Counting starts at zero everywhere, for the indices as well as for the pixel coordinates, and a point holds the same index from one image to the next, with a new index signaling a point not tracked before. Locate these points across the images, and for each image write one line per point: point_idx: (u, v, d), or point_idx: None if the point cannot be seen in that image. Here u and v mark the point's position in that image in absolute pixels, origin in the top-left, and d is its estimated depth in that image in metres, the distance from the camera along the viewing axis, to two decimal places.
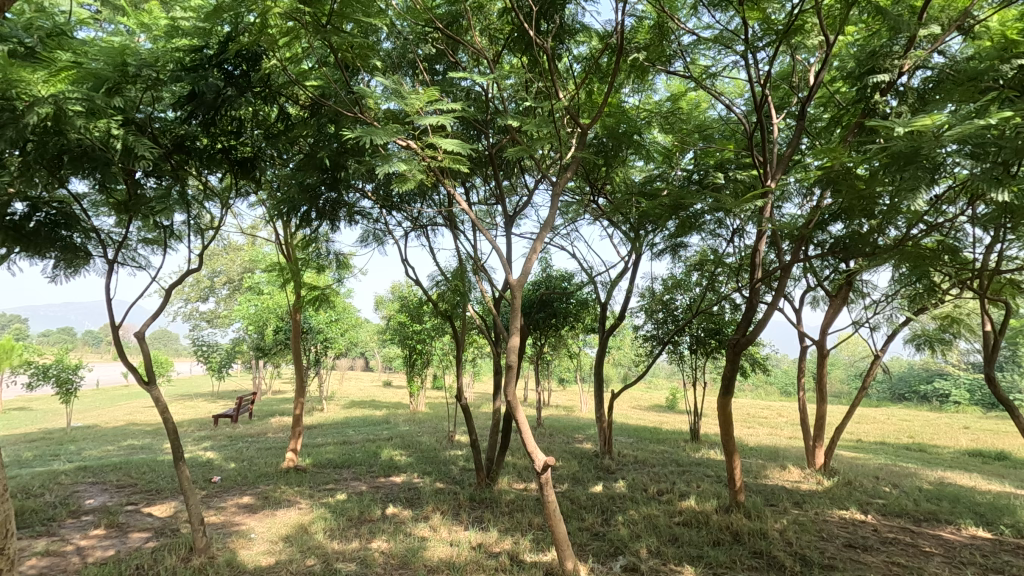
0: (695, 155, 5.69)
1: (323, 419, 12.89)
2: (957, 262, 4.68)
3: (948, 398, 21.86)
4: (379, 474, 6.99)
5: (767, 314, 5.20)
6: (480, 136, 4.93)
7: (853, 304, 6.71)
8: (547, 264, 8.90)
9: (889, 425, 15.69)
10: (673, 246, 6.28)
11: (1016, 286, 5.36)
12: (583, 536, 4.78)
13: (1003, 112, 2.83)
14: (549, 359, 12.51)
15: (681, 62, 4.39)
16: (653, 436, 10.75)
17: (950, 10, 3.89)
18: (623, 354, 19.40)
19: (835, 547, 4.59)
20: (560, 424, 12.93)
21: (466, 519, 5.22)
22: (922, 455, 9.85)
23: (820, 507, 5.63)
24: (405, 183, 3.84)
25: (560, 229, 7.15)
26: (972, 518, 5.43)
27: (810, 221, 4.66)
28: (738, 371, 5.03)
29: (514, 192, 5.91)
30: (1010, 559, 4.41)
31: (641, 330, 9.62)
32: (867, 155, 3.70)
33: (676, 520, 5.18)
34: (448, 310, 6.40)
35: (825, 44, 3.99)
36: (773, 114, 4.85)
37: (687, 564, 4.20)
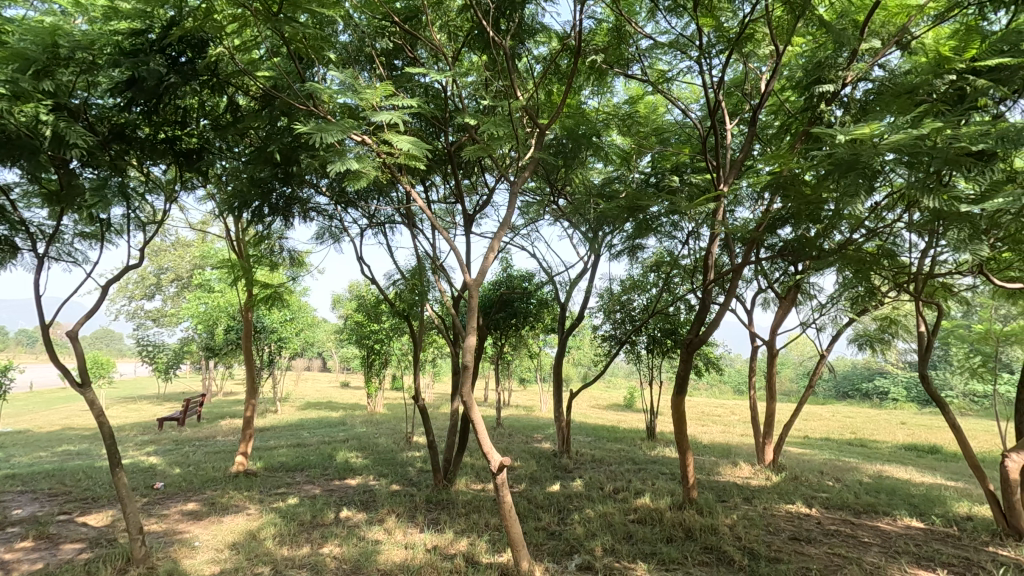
0: (652, 158, 5.80)
1: (276, 421, 12.52)
2: (895, 266, 4.90)
3: (887, 396, 23.11)
4: (333, 477, 6.83)
5: (720, 315, 5.33)
6: (439, 134, 4.88)
7: (800, 306, 6.97)
8: (507, 264, 8.91)
9: (834, 422, 16.21)
10: (630, 247, 6.37)
11: (949, 289, 5.67)
12: (538, 536, 4.80)
13: (935, 125, 2.99)
14: (509, 359, 12.55)
15: (638, 66, 4.48)
16: (610, 435, 10.93)
17: (890, 25, 4.09)
18: (583, 353, 19.66)
19: (780, 540, 4.75)
20: (520, 424, 12.99)
21: (422, 521, 5.16)
22: (862, 450, 10.33)
23: (768, 502, 5.82)
24: (359, 180, 3.75)
25: (520, 229, 7.17)
26: (906, 509, 5.72)
27: (760, 225, 4.80)
28: (692, 371, 5.12)
29: (474, 190, 5.87)
30: (940, 547, 4.66)
31: (600, 330, 9.76)
32: (813, 162, 3.83)
33: (630, 518, 5.26)
34: (406, 310, 6.32)
35: (775, 54, 4.12)
36: (727, 120, 4.98)
37: (640, 561, 4.26)
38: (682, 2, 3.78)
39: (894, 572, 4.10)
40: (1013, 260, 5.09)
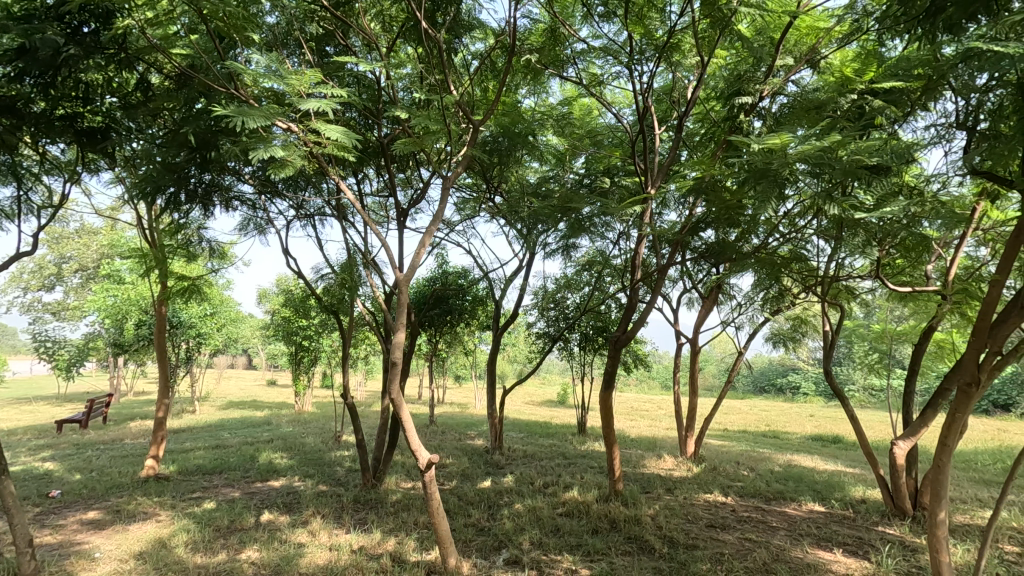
0: (586, 159, 5.92)
1: (194, 422, 11.78)
2: (804, 270, 5.27)
3: (798, 390, 24.91)
4: (255, 479, 6.53)
5: (646, 313, 5.54)
6: (372, 126, 4.76)
7: (721, 306, 7.37)
8: (443, 260, 8.84)
9: (751, 415, 17.28)
10: (564, 246, 6.50)
11: (850, 292, 6.17)
12: (467, 532, 4.80)
13: (837, 138, 3.24)
14: (444, 355, 12.46)
15: (573, 69, 4.57)
16: (543, 431, 11.10)
17: (802, 45, 4.39)
18: (518, 349, 19.87)
19: (698, 527, 5.01)
20: (453, 421, 12.96)
21: (349, 521, 5.04)
22: (774, 441, 11.07)
23: (688, 492, 6.11)
24: (284, 170, 3.59)
25: (456, 225, 7.15)
26: (810, 495, 6.19)
27: (684, 228, 5.04)
28: (619, 367, 5.27)
29: (409, 184, 5.77)
30: (838, 529, 5.07)
31: (535, 327, 9.91)
32: (732, 169, 4.05)
33: (558, 511, 5.37)
34: (335, 305, 6.14)
35: (700, 64, 4.31)
36: (656, 125, 5.17)
37: (566, 553, 4.36)
38: (614, 8, 3.88)
39: (798, 553, 4.41)
40: (904, 265, 5.62)
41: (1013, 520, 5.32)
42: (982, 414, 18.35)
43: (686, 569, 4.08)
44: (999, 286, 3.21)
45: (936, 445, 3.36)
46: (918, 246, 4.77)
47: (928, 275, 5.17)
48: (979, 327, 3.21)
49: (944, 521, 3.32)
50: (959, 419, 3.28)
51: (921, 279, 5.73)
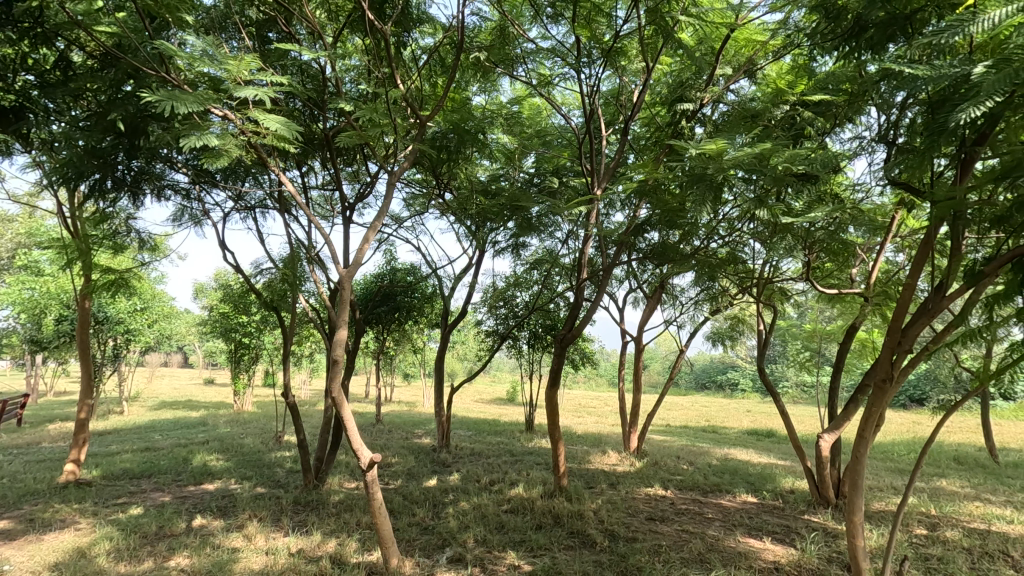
0: (536, 159, 5.98)
1: (121, 423, 11.11)
2: (740, 272, 5.51)
3: (737, 387, 26.09)
4: (187, 483, 6.23)
5: (591, 311, 5.65)
6: (316, 117, 4.63)
7: (665, 306, 7.61)
8: (392, 256, 8.70)
9: (693, 411, 17.95)
10: (513, 245, 6.54)
11: (783, 294, 6.49)
12: (411, 532, 4.75)
13: (768, 146, 3.41)
14: (392, 353, 12.29)
15: (522, 68, 4.58)
16: (491, 428, 11.13)
17: (741, 56, 4.58)
18: (467, 347, 19.88)
19: (638, 521, 5.15)
20: (401, 419, 12.82)
21: (287, 524, 4.89)
22: (713, 436, 11.53)
23: (631, 487, 6.28)
24: (218, 159, 3.44)
25: (405, 222, 7.06)
26: (744, 486, 6.48)
27: (629, 229, 5.18)
28: (564, 363, 5.35)
29: (356, 178, 5.65)
30: (767, 518, 5.34)
31: (484, 325, 9.91)
32: (674, 173, 4.19)
33: (503, 508, 5.41)
34: (276, 301, 5.93)
35: (646, 70, 4.43)
36: (604, 128, 5.27)
37: (510, 550, 4.39)
38: (562, 10, 3.92)
39: (731, 542, 4.62)
40: (832, 269, 5.96)
41: (922, 506, 5.76)
42: (900, 408, 19.80)
43: (626, 561, 4.19)
44: (910, 291, 3.51)
45: (855, 437, 3.60)
46: (843, 251, 5.08)
47: (852, 278, 5.51)
48: (893, 328, 3.53)
49: (860, 508, 3.55)
50: (875, 413, 3.54)
51: (847, 282, 6.11)
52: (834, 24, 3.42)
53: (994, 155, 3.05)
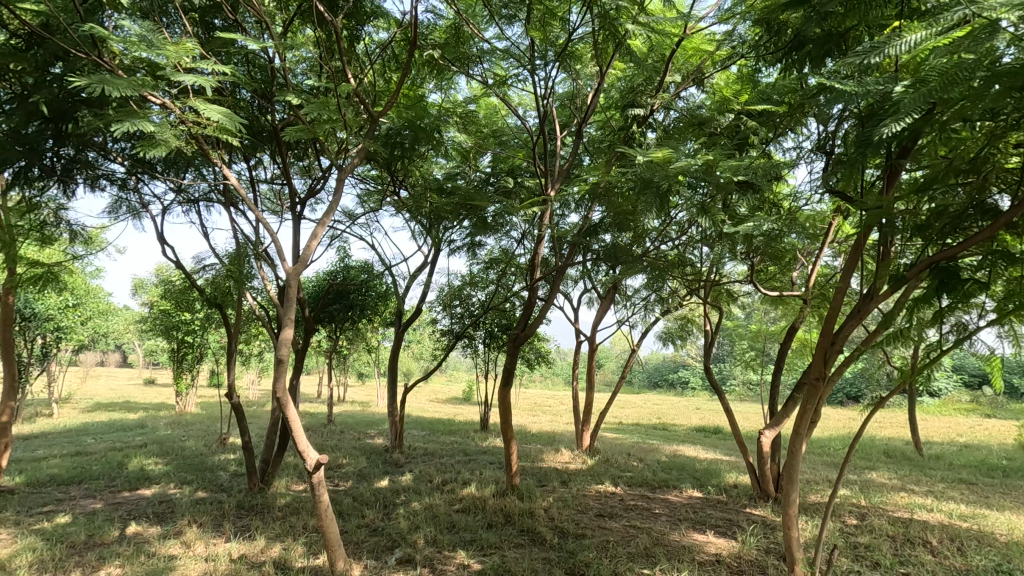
0: (491, 159, 5.99)
1: (49, 427, 10.44)
2: (689, 274, 5.67)
3: (687, 386, 26.92)
4: (122, 489, 5.92)
5: (544, 310, 5.71)
6: (265, 109, 4.49)
7: (617, 306, 7.76)
8: (345, 253, 8.53)
9: (645, 409, 18.39)
10: (469, 244, 6.52)
11: (729, 295, 6.73)
12: (360, 534, 4.67)
13: (710, 154, 3.54)
14: (345, 353, 12.06)
15: (478, 69, 4.57)
16: (445, 428, 11.06)
17: (690, 64, 4.73)
18: (423, 347, 19.73)
19: (588, 517, 5.24)
20: (353, 419, 12.59)
21: (229, 529, 4.72)
22: (663, 433, 11.83)
23: (582, 484, 6.38)
24: (155, 149, 3.28)
25: (359, 218, 6.94)
26: (691, 482, 6.69)
27: (582, 231, 5.24)
28: (517, 363, 5.37)
29: (307, 173, 5.51)
30: (711, 512, 5.53)
31: (439, 324, 9.85)
32: (625, 176, 4.28)
33: (455, 508, 5.39)
34: (221, 298, 5.72)
35: (599, 74, 4.51)
36: (559, 130, 5.33)
37: (460, 549, 4.39)
38: (516, 10, 3.93)
39: (676, 536, 4.76)
40: (775, 272, 6.22)
41: (853, 497, 6.10)
42: (837, 404, 20.88)
43: (574, 557, 4.25)
44: (842, 293, 3.71)
45: (790, 433, 3.77)
46: (784, 254, 5.31)
47: (793, 281, 5.76)
48: (824, 332, 3.73)
49: (795, 502, 3.72)
50: (809, 410, 3.72)
51: (788, 285, 6.39)
52: (775, 38, 3.57)
53: (916, 167, 3.26)
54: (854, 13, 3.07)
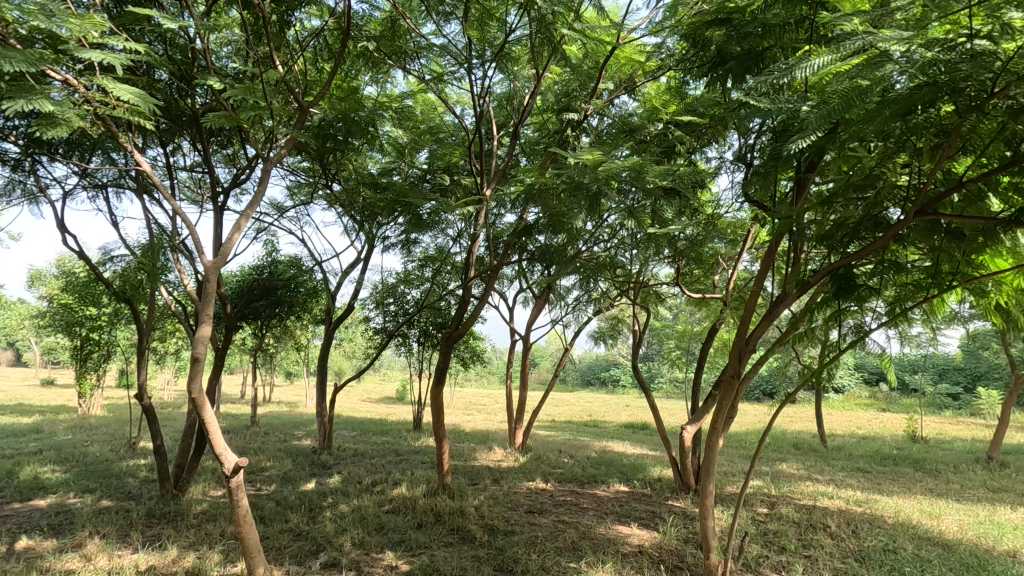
0: (428, 155, 5.94)
1: None
2: (620, 276, 5.86)
3: (619, 384, 27.85)
4: (12, 500, 5.39)
5: (478, 308, 5.73)
6: (184, 92, 4.22)
7: (552, 306, 7.90)
8: (273, 247, 8.17)
9: (577, 406, 18.86)
10: (403, 241, 6.43)
11: (657, 297, 7.01)
12: (282, 539, 4.50)
13: (636, 159, 3.68)
14: (271, 351, 11.56)
15: (414, 64, 4.51)
16: (377, 428, 10.85)
17: (622, 73, 4.89)
18: (356, 345, 19.25)
19: (518, 514, 5.31)
20: (279, 420, 12.09)
21: (137, 539, 4.42)
22: (594, 430, 12.15)
23: (513, 481, 6.45)
24: (56, 129, 3.01)
25: (288, 211, 6.66)
26: (618, 477, 6.93)
27: (517, 231, 5.29)
28: (450, 362, 5.35)
29: (231, 161, 5.24)
30: (636, 505, 5.75)
31: (373, 322, 9.64)
32: (558, 178, 4.36)
33: (384, 509, 5.30)
34: (131, 292, 5.32)
35: (535, 77, 4.57)
36: (495, 131, 5.34)
37: (388, 550, 4.32)
38: (453, 8, 3.92)
39: (602, 530, 4.91)
40: (699, 275, 6.55)
41: (765, 487, 6.53)
42: (754, 400, 22.27)
43: (503, 553, 4.30)
44: (756, 297, 3.97)
45: (708, 428, 3.99)
46: (707, 258, 5.59)
47: (715, 284, 6.07)
48: (739, 333, 3.96)
49: (711, 492, 3.93)
50: (724, 406, 3.96)
51: (711, 287, 6.74)
52: (700, 54, 3.76)
53: (822, 180, 3.53)
54: (770, 34, 3.28)
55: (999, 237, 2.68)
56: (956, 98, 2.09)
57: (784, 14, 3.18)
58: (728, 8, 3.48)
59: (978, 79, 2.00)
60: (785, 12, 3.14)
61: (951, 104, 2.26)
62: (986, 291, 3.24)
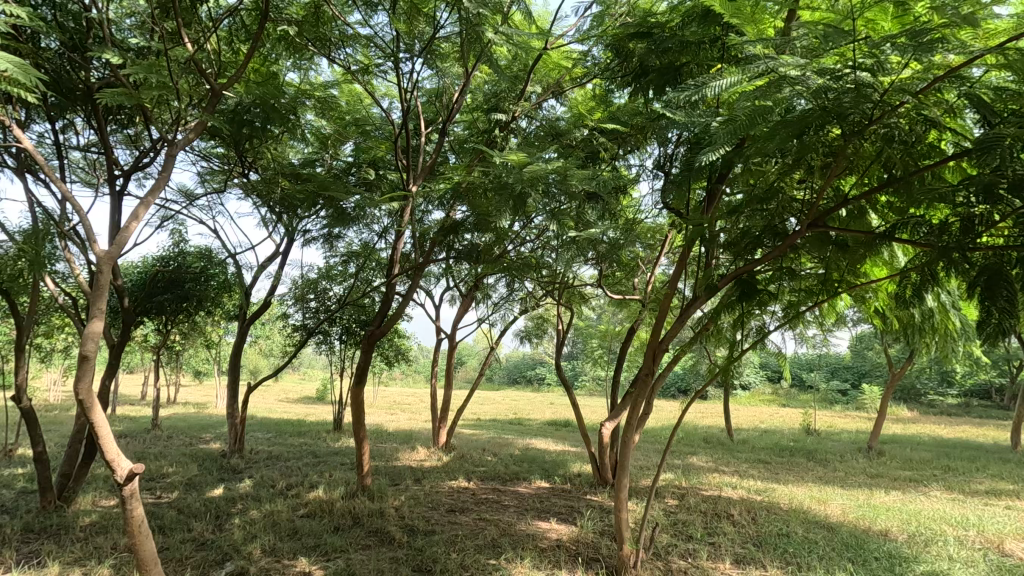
0: (353, 147, 5.76)
1: None
2: (544, 277, 5.96)
3: (544, 382, 28.40)
4: None
5: (402, 306, 5.62)
6: (77, 64, 3.85)
7: (478, 304, 7.91)
8: (180, 237, 7.61)
9: (502, 405, 19.01)
10: (325, 235, 6.19)
11: (581, 297, 7.19)
12: (184, 549, 4.21)
13: (559, 163, 3.78)
14: (177, 349, 10.77)
15: (340, 53, 4.36)
16: (294, 429, 10.39)
17: (550, 77, 4.98)
18: (273, 343, 18.37)
19: (439, 513, 5.28)
20: (185, 422, 11.28)
21: (11, 557, 3.97)
22: (518, 428, 12.29)
23: (436, 481, 6.40)
24: None
25: (198, 199, 6.23)
26: (539, 473, 7.06)
27: (443, 229, 5.25)
28: (371, 360, 5.22)
29: (133, 143, 4.83)
30: (556, 501, 5.88)
31: (291, 319, 9.23)
32: (484, 177, 4.37)
33: (298, 513, 5.10)
34: (9, 282, 4.77)
35: (464, 74, 4.55)
36: (424, 127, 5.26)
37: (301, 556, 4.16)
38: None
39: (522, 526, 4.99)
40: (620, 277, 6.81)
41: (676, 480, 6.88)
42: (670, 397, 23.42)
43: (423, 554, 4.26)
44: (670, 299, 4.17)
45: (624, 424, 4.15)
46: (627, 261, 5.81)
47: (635, 286, 6.32)
48: (654, 333, 4.14)
49: (626, 486, 4.08)
50: (640, 403, 4.13)
51: (631, 289, 7.02)
52: (623, 64, 3.90)
53: (731, 191, 3.75)
54: (687, 50, 3.45)
55: (877, 249, 2.98)
56: (842, 123, 2.28)
57: (700, 32, 3.34)
58: (650, 23, 3.64)
59: (860, 107, 2.19)
60: (701, 30, 3.30)
61: (839, 128, 2.48)
62: (867, 297, 3.59)
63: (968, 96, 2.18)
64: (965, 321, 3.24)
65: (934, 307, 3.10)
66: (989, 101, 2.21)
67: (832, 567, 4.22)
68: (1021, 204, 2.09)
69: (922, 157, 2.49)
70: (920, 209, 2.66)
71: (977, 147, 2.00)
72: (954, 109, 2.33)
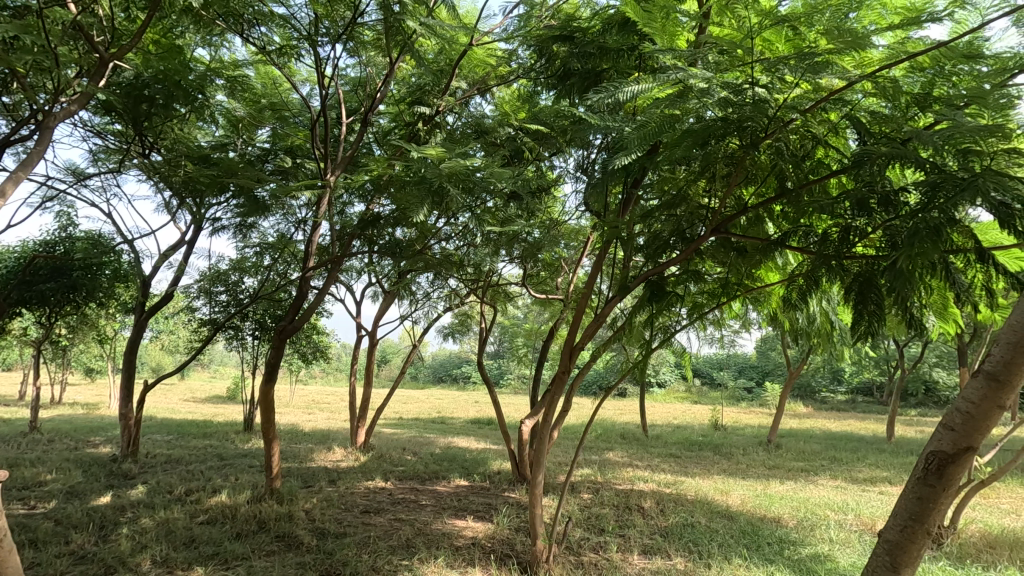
0: (268, 133, 5.46)
1: None
2: (466, 274, 5.92)
3: (471, 380, 28.48)
4: None
5: (318, 300, 5.40)
6: None
7: (401, 301, 7.75)
8: (68, 220, 6.92)
9: (427, 403, 18.85)
10: (237, 224, 5.83)
11: (505, 296, 7.22)
12: (60, 563, 3.82)
13: (477, 160, 3.77)
14: (63, 344, 9.78)
15: (252, 32, 4.11)
16: (199, 431, 9.75)
17: (476, 73, 4.96)
18: (179, 338, 17.15)
19: (352, 515, 5.11)
20: (70, 425, 10.24)
21: None
22: (441, 426, 12.22)
23: (351, 481, 6.21)
24: None
25: (89, 179, 5.68)
26: (459, 471, 7.04)
27: (363, 222, 5.09)
28: (282, 356, 4.98)
29: (7, 113, 4.31)
30: (474, 498, 5.88)
31: (199, 312, 8.65)
32: (403, 170, 4.27)
33: (197, 520, 4.76)
34: None
35: (387, 65, 4.44)
36: (344, 115, 5.07)
37: (196, 566, 3.89)
38: None
39: (438, 525, 4.94)
40: (544, 277, 6.92)
41: (592, 475, 7.09)
42: (592, 395, 24.15)
43: (331, 558, 4.10)
44: (586, 298, 4.25)
45: (541, 421, 4.19)
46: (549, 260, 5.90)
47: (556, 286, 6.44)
48: (571, 332, 4.20)
49: (540, 482, 4.12)
50: (556, 400, 4.18)
51: (553, 289, 7.15)
52: (547, 66, 3.95)
53: (646, 195, 3.87)
54: (607, 57, 3.55)
55: (771, 255, 3.19)
56: (740, 135, 2.44)
57: (619, 40, 3.42)
58: (572, 26, 3.71)
59: (757, 121, 2.34)
60: (620, 38, 3.39)
61: (739, 140, 2.61)
62: (762, 300, 3.84)
63: (849, 117, 2.38)
64: (843, 324, 3.55)
65: (817, 311, 3.37)
66: (867, 123, 2.43)
67: (730, 553, 4.49)
68: (889, 217, 2.32)
69: (810, 171, 2.69)
70: (808, 219, 2.87)
71: (853, 163, 2.19)
72: (837, 129, 2.54)
